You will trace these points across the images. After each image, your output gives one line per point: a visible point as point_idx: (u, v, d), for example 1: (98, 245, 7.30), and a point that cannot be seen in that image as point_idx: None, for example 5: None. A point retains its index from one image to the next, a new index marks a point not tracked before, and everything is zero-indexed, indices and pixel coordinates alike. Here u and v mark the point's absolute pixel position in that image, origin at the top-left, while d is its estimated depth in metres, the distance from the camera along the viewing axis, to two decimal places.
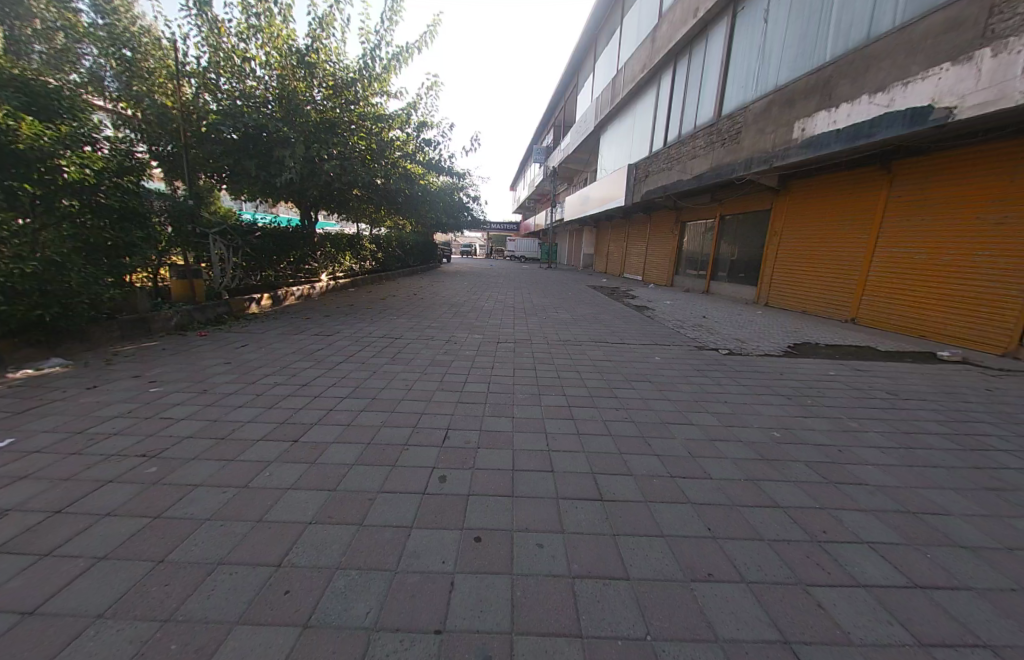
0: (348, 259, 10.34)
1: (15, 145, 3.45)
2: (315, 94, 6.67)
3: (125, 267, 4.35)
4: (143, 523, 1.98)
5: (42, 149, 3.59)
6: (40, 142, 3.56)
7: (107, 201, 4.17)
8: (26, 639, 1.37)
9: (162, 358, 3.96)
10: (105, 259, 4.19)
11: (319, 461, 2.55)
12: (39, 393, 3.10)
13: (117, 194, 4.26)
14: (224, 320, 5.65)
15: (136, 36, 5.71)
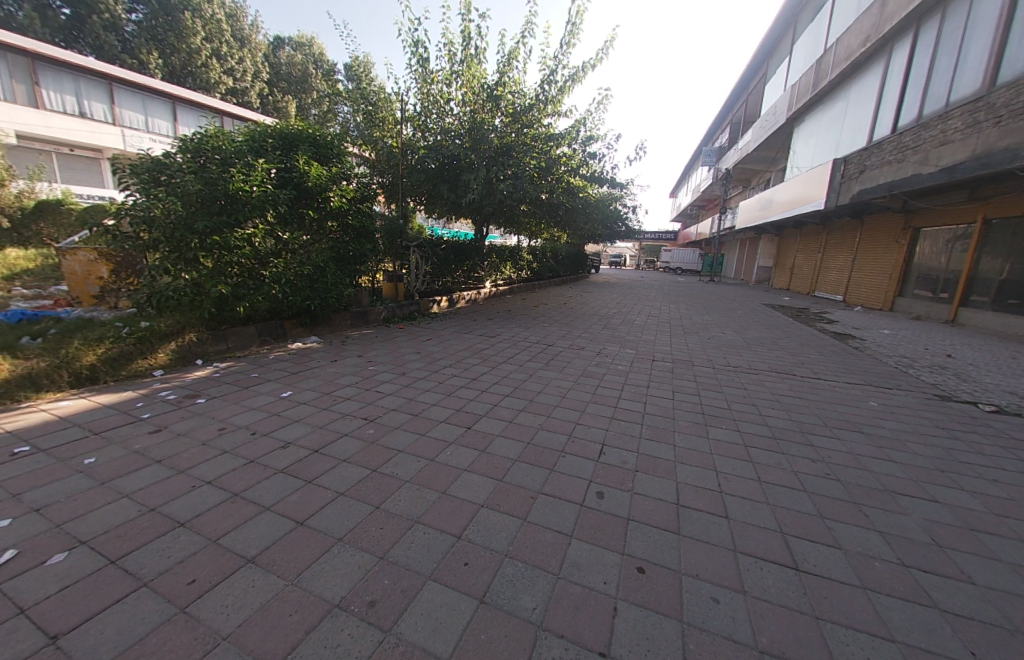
0: (508, 268, 11.30)
1: (307, 183, 4.71)
2: (496, 123, 7.50)
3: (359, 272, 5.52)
4: (364, 474, 2.51)
5: (323, 186, 4.84)
6: (320, 179, 4.77)
7: (353, 222, 5.35)
8: (300, 545, 1.95)
9: (374, 344, 5.02)
10: (348, 266, 5.38)
11: (487, 451, 2.83)
12: (305, 360, 4.29)
13: (358, 216, 5.45)
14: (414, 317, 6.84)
15: (376, 92, 7.32)
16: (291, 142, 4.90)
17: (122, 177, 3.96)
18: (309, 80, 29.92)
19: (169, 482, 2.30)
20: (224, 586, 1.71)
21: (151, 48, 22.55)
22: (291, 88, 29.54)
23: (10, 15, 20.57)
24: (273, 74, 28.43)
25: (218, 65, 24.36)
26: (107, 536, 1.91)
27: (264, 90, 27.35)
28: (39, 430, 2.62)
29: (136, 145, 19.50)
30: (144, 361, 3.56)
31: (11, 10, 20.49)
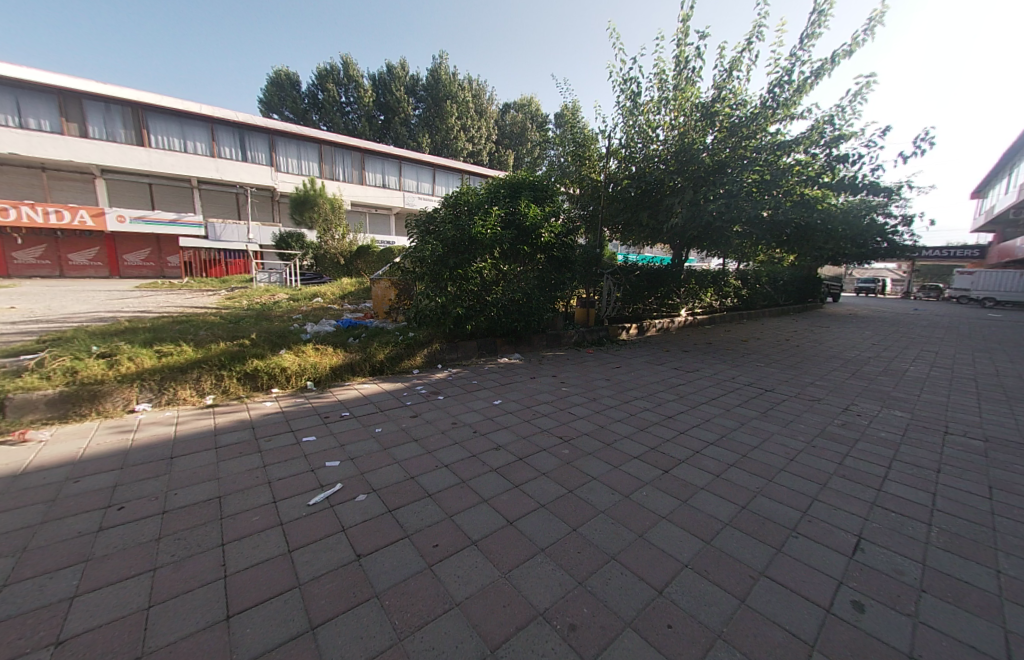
0: (709, 295, 10.21)
1: (525, 223, 5.37)
2: (708, 139, 7.05)
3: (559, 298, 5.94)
4: (561, 493, 2.63)
5: (537, 224, 5.45)
6: (534, 218, 5.37)
7: (557, 254, 5.82)
8: (509, 543, 2.19)
9: (567, 366, 5.35)
10: (550, 293, 5.86)
11: (690, 503, 2.55)
12: (510, 373, 4.93)
13: (562, 248, 5.89)
14: (602, 343, 6.93)
15: (585, 131, 7.83)
16: (516, 189, 5.73)
17: (409, 228, 5.49)
18: (526, 134, 37.83)
19: (421, 457, 3.00)
20: (456, 558, 2.09)
21: (425, 132, 32.59)
22: (511, 142, 37.69)
23: (355, 128, 32.33)
24: (493, 135, 36.79)
25: (463, 135, 33.22)
26: (389, 489, 2.62)
27: (494, 149, 36.50)
28: (354, 402, 3.87)
29: (411, 202, 28.41)
30: (408, 360, 4.80)
31: (356, 124, 32.11)
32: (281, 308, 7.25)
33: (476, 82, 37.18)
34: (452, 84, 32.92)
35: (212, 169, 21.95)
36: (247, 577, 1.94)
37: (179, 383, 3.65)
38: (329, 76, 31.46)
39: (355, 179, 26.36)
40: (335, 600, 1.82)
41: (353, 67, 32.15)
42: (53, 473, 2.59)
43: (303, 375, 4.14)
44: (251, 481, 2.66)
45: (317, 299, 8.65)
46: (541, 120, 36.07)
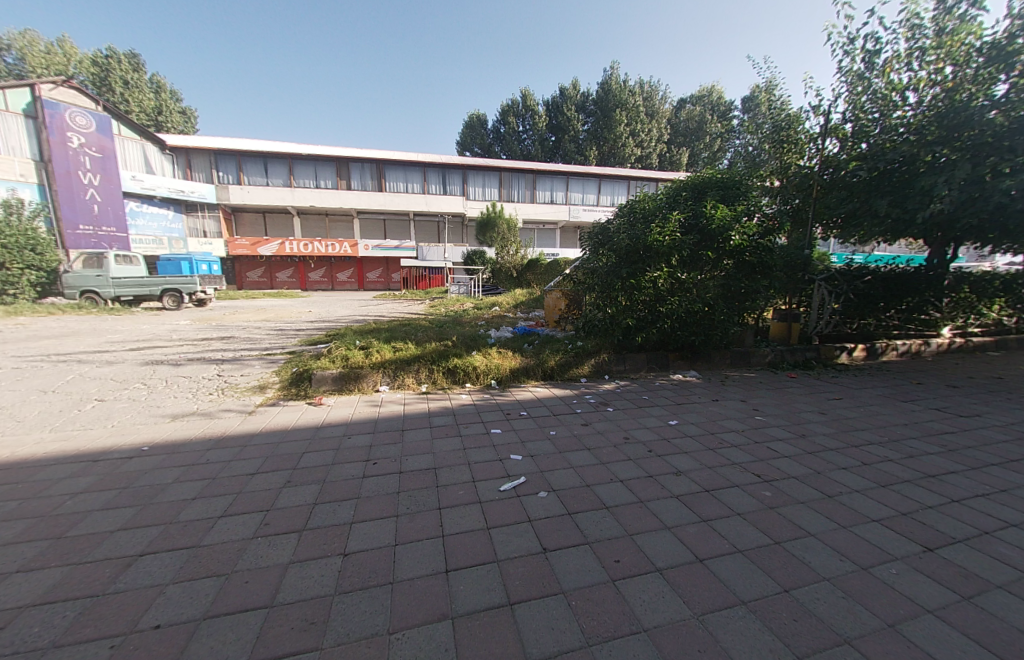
0: (998, 309, 7.23)
1: (710, 225, 4.86)
2: (998, 89, 5.08)
3: (750, 309, 5.15)
4: (763, 541, 2.23)
5: (725, 227, 4.85)
6: (723, 220, 4.81)
7: (750, 259, 5.06)
8: (699, 581, 1.98)
9: (760, 391, 4.60)
10: (737, 303, 5.16)
11: (982, 604, 1.78)
12: (686, 393, 4.53)
13: (757, 252, 5.09)
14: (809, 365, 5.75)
15: (790, 114, 6.67)
16: (700, 191, 5.25)
17: (584, 239, 5.69)
18: (703, 128, 35.06)
19: (596, 467, 3.04)
20: (640, 579, 2.00)
21: (593, 145, 34.00)
22: (686, 140, 35.97)
23: (530, 152, 35.86)
24: (662, 136, 35.37)
25: (632, 141, 33.44)
26: (567, 493, 2.74)
27: (663, 150, 35.11)
28: (530, 403, 4.22)
29: (575, 214, 29.83)
30: (576, 369, 4.97)
31: (530, 148, 35.49)
32: (470, 315, 8.54)
33: (647, 85, 36.33)
34: (622, 92, 33.24)
35: (423, 203, 27.94)
36: (459, 542, 2.32)
37: (406, 372, 4.71)
38: (511, 110, 35.55)
39: (526, 198, 29.35)
40: (527, 585, 1.99)
41: (529, 98, 35.81)
42: (338, 428, 3.70)
43: (489, 374, 4.75)
44: (456, 459, 3.20)
45: (497, 308, 9.87)
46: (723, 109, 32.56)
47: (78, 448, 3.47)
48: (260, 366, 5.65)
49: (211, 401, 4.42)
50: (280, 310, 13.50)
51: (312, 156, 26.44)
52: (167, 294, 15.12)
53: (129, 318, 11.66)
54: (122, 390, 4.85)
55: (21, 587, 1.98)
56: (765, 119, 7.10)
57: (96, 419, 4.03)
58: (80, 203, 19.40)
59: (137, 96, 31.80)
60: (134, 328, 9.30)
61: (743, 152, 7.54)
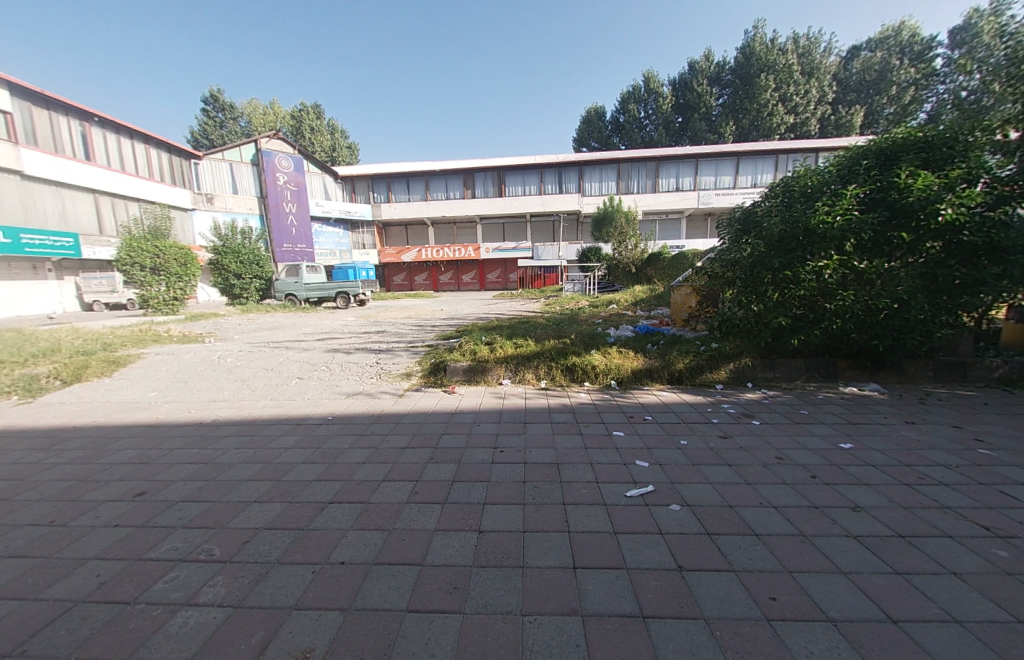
0: None
1: (907, 200, 3.82)
2: None
3: (969, 306, 3.89)
4: (1001, 616, 1.65)
5: (931, 198, 3.74)
6: (927, 192, 3.72)
7: (970, 240, 3.82)
8: (893, 644, 1.57)
9: (987, 416, 3.45)
10: (947, 298, 3.96)
11: None
12: (863, 410, 3.68)
13: (984, 229, 3.81)
14: None
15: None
16: (889, 157, 4.16)
17: (721, 229, 5.09)
18: (888, 76, 27.86)
19: (739, 487, 2.69)
20: (805, 626, 1.69)
21: (730, 120, 30.18)
22: (860, 96, 29.21)
23: (652, 138, 33.61)
24: (825, 96, 29.24)
25: (782, 108, 28.67)
26: (703, 510, 2.49)
27: (825, 113, 29.03)
28: (656, 407, 3.96)
29: (705, 200, 26.90)
30: (710, 373, 4.48)
31: (652, 134, 33.27)
32: (587, 314, 8.47)
33: (805, 38, 30.46)
34: (770, 53, 28.73)
35: (539, 204, 28.77)
36: (586, 541, 2.32)
37: (526, 368, 4.91)
38: (631, 97, 33.78)
39: (647, 188, 27.59)
40: (662, 601, 1.87)
41: (653, 80, 33.49)
42: (469, 416, 4.07)
43: (609, 374, 4.63)
44: (578, 457, 3.21)
45: (615, 306, 9.52)
46: (922, 46, 25.18)
47: (287, 414, 4.57)
48: (406, 356, 6.58)
49: (371, 384, 5.33)
50: (419, 308, 15.48)
51: (442, 170, 29.55)
52: (338, 296, 18.73)
53: (314, 315, 14.82)
54: (313, 371, 6.21)
55: (260, 513, 2.71)
56: (997, 52, 5.31)
57: (297, 393, 5.24)
58: (284, 228, 25.74)
59: (319, 139, 40.12)
60: (319, 323, 11.83)
61: (953, 100, 5.76)
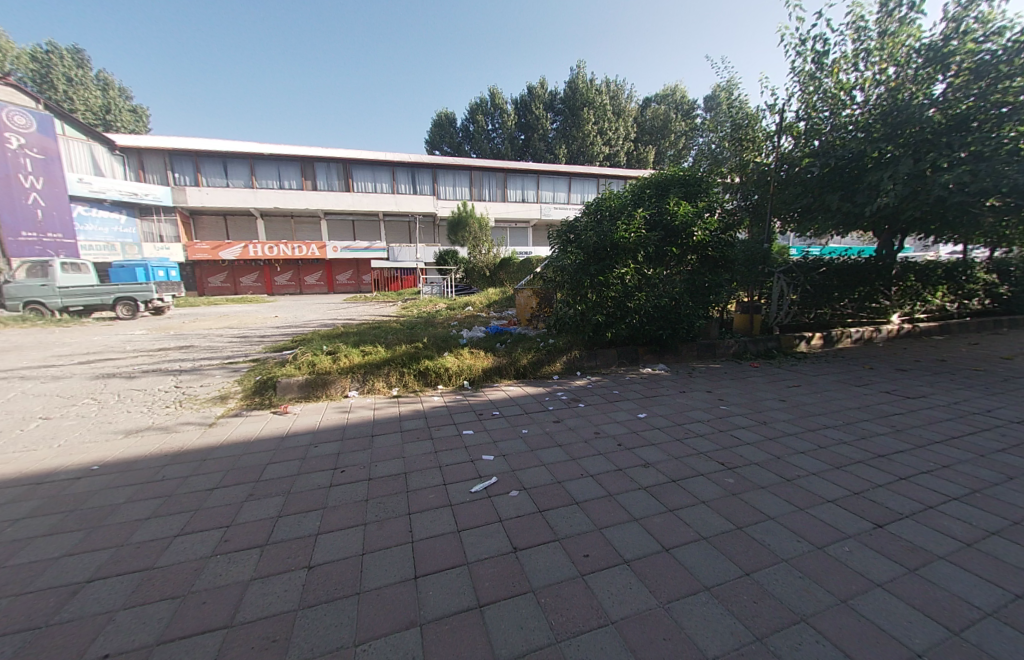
0: (942, 295, 7.68)
1: (675, 222, 5.01)
2: (939, 90, 5.47)
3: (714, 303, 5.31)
4: (727, 527, 2.30)
5: (688, 223, 5.01)
6: (686, 217, 4.96)
7: (712, 255, 5.22)
8: (666, 570, 2.01)
9: (725, 381, 4.79)
10: (702, 297, 5.32)
11: (923, 575, 1.90)
12: (656, 385, 4.66)
13: (719, 247, 5.26)
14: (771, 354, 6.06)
15: (748, 113, 6.88)
16: (664, 188, 5.37)
17: (552, 238, 5.74)
18: (669, 127, 36.31)
19: (567, 464, 3.06)
20: (609, 572, 2.02)
21: (562, 143, 34.72)
22: (653, 138, 37.17)
23: (500, 150, 36.18)
24: (630, 134, 36.30)
25: (600, 139, 34.36)
26: (537, 491, 2.74)
27: (630, 148, 36.11)
28: (502, 402, 4.22)
29: (547, 212, 30.28)
30: (549, 366, 5.02)
31: (500, 147, 35.86)
32: (441, 316, 8.49)
33: (614, 84, 37.26)
34: (590, 91, 34.20)
35: (392, 203, 27.72)
36: (428, 546, 2.28)
37: (375, 376, 4.63)
38: (478, 109, 35.70)
39: (497, 197, 29.55)
40: (497, 585, 1.97)
41: (498, 96, 35.98)
42: (304, 437, 3.61)
43: (461, 375, 4.73)
44: (426, 462, 3.16)
45: (469, 308, 9.81)
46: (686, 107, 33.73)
47: (18, 471, 3.22)
48: (222, 375, 5.44)
49: (168, 414, 4.22)
50: (244, 316, 13.01)
51: (275, 157, 25.71)
52: (121, 304, 14.42)
53: (76, 330, 10.98)
54: (70, 406, 4.56)
55: None
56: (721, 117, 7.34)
57: (39, 440, 3.76)
58: (20, 206, 17.83)
59: (81, 95, 30.02)
60: (81, 340, 8.79)
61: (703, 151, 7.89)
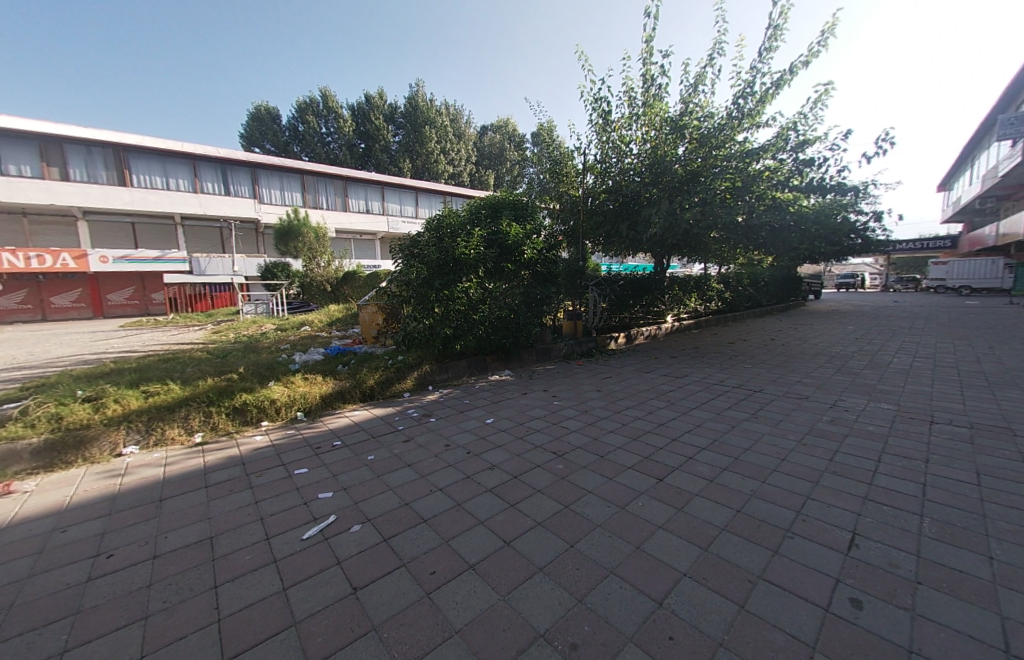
0: (694, 300, 10.50)
1: (508, 241, 5.57)
2: (681, 150, 7.50)
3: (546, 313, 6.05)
4: (557, 508, 2.63)
5: (519, 242, 5.63)
6: (517, 237, 5.57)
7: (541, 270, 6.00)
8: (506, 564, 2.15)
9: (558, 379, 5.50)
10: (536, 308, 6.00)
11: (685, 510, 2.56)
12: (503, 390, 5.02)
13: (545, 264, 6.06)
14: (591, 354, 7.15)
15: (562, 151, 8.13)
16: (496, 208, 5.88)
17: (394, 253, 5.64)
18: (504, 154, 39.58)
19: (415, 483, 2.99)
20: (454, 583, 2.03)
21: (404, 156, 34.49)
22: (491, 162, 40.20)
23: (337, 157, 33.76)
24: (473, 156, 38.67)
25: (442, 158, 35.32)
26: (382, 519, 2.59)
27: (472, 170, 38.43)
28: (345, 430, 3.87)
29: (393, 227, 29.67)
30: (398, 384, 4.85)
31: (338, 153, 33.49)
32: (268, 339, 7.32)
33: (453, 107, 39.02)
34: (430, 110, 35.12)
35: (195, 205, 22.64)
36: (243, 619, 1.85)
37: (167, 422, 3.66)
38: (308, 109, 33.16)
39: (337, 206, 27.39)
40: (333, 635, 1.75)
41: (331, 99, 33.78)
42: (39, 523, 2.52)
43: (293, 406, 4.15)
44: (241, 518, 2.62)
45: (305, 328, 8.73)
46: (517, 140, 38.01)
47: None
48: None
49: None
50: None
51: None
52: None
53: None
54: None
55: None
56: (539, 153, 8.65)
57: None
58: None
59: None
60: None
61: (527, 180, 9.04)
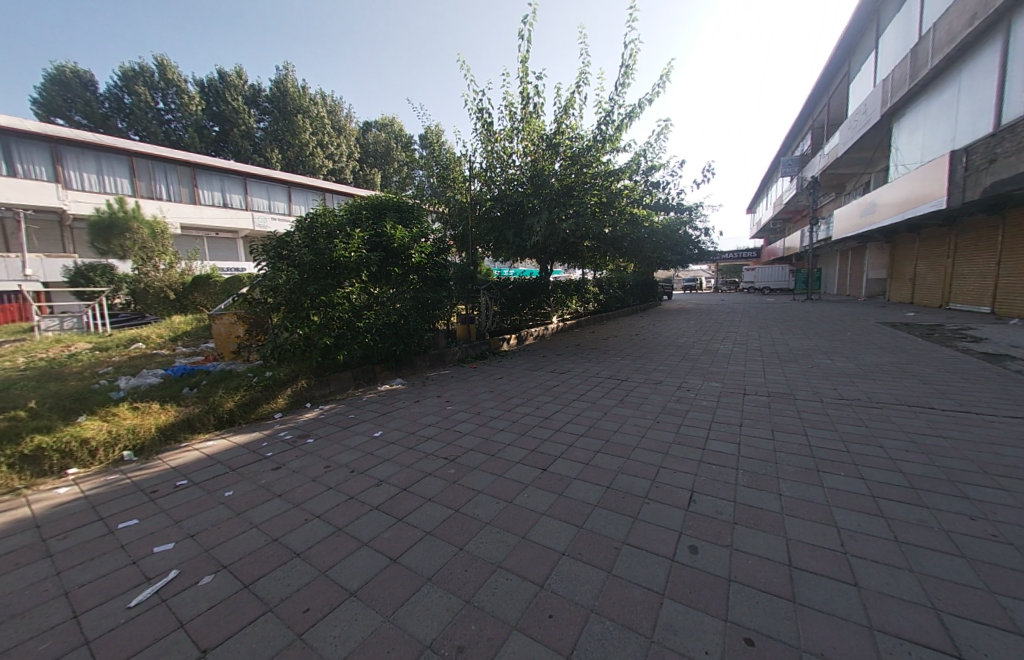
0: (575, 302, 11.61)
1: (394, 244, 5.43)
2: (557, 166, 8.17)
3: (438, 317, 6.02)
4: (447, 513, 2.62)
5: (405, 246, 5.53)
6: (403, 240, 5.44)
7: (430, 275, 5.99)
8: (391, 582, 2.05)
9: (452, 384, 5.51)
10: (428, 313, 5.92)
11: (564, 494, 2.79)
12: (393, 400, 4.82)
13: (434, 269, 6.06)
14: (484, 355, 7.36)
15: (449, 156, 8.18)
16: (380, 210, 5.66)
17: (258, 256, 4.96)
18: (390, 154, 37.59)
19: (287, 514, 2.67)
20: (332, 615, 1.86)
21: (274, 146, 30.59)
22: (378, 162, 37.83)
23: (183, 139, 28.31)
24: (358, 153, 36.29)
25: (321, 152, 32.11)
26: (243, 562, 2.24)
27: (358, 167, 36.04)
28: (195, 466, 3.25)
29: (262, 224, 25.52)
30: (267, 404, 4.29)
31: (183, 136, 28.10)
32: (76, 363, 5.73)
33: (332, 99, 36.02)
34: (303, 98, 31.91)
35: None
36: None
37: None
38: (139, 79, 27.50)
39: (185, 197, 22.99)
40: None
41: (171, 71, 28.28)
42: None
43: (117, 446, 3.34)
44: (27, 600, 1.93)
45: (136, 346, 7.07)
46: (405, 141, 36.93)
47: None
48: None
49: None
50: None
51: None
52: None
53: None
54: None
55: None
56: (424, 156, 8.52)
57: None
58: None
59: None
60: None
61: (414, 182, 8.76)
